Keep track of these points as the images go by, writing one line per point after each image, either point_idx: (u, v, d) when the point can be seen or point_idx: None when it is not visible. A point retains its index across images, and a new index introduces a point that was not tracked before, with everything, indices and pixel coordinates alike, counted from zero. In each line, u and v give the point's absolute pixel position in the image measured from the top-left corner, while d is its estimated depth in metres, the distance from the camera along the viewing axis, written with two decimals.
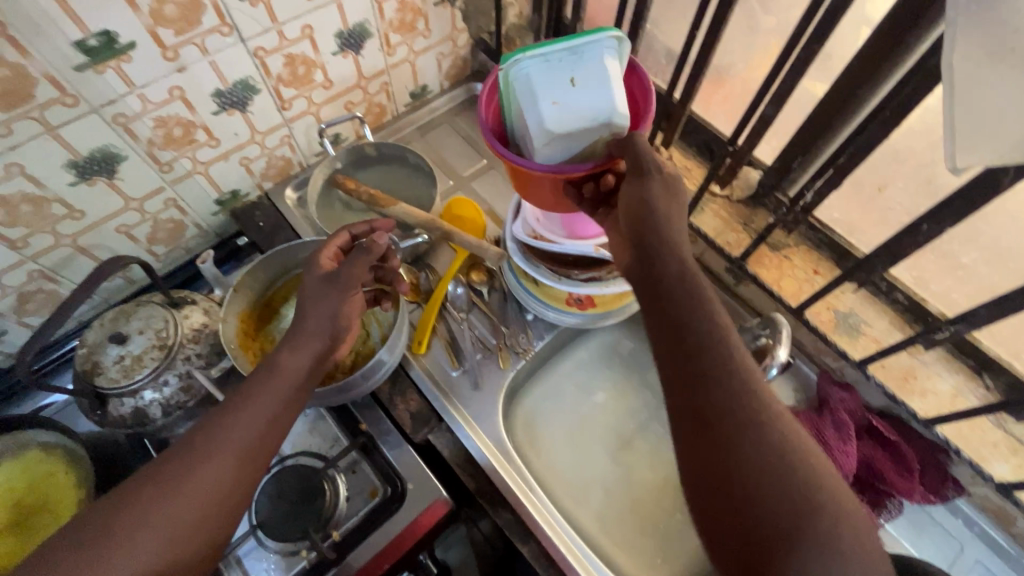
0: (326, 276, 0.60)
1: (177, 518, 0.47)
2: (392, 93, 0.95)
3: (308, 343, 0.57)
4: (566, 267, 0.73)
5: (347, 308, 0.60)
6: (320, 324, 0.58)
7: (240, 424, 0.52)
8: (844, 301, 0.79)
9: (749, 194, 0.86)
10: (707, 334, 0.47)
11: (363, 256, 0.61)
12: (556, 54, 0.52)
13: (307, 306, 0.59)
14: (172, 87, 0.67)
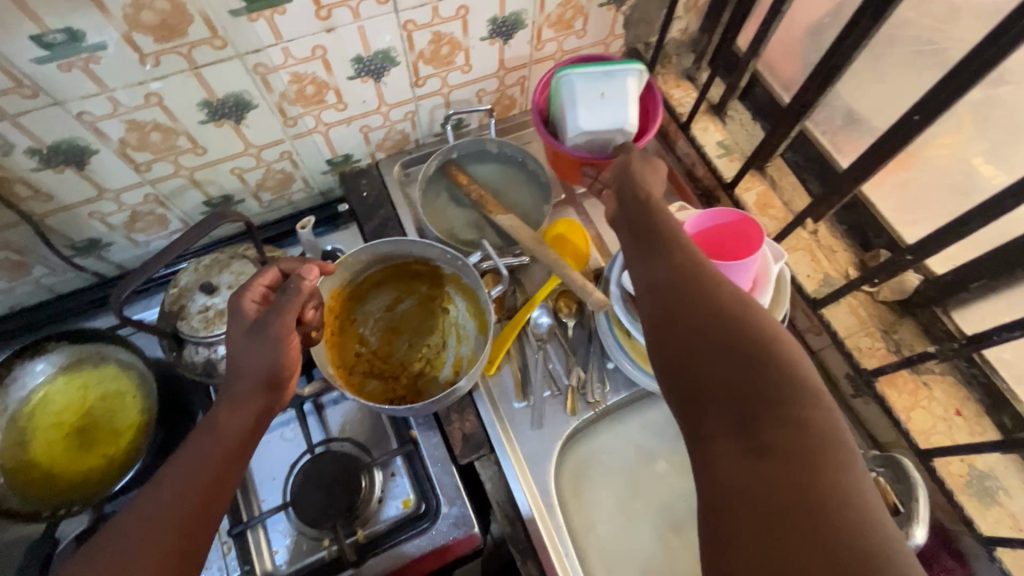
0: (251, 326, 0.54)
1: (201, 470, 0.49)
2: (527, 87, 0.89)
3: (250, 399, 0.53)
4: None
5: (288, 356, 0.55)
6: (254, 375, 0.53)
7: (181, 480, 0.49)
8: (984, 458, 0.66)
9: (898, 299, 0.74)
10: (691, 319, 0.47)
11: (289, 299, 0.54)
12: (597, 70, 0.72)
13: (237, 361, 0.54)
14: (316, 45, 0.65)
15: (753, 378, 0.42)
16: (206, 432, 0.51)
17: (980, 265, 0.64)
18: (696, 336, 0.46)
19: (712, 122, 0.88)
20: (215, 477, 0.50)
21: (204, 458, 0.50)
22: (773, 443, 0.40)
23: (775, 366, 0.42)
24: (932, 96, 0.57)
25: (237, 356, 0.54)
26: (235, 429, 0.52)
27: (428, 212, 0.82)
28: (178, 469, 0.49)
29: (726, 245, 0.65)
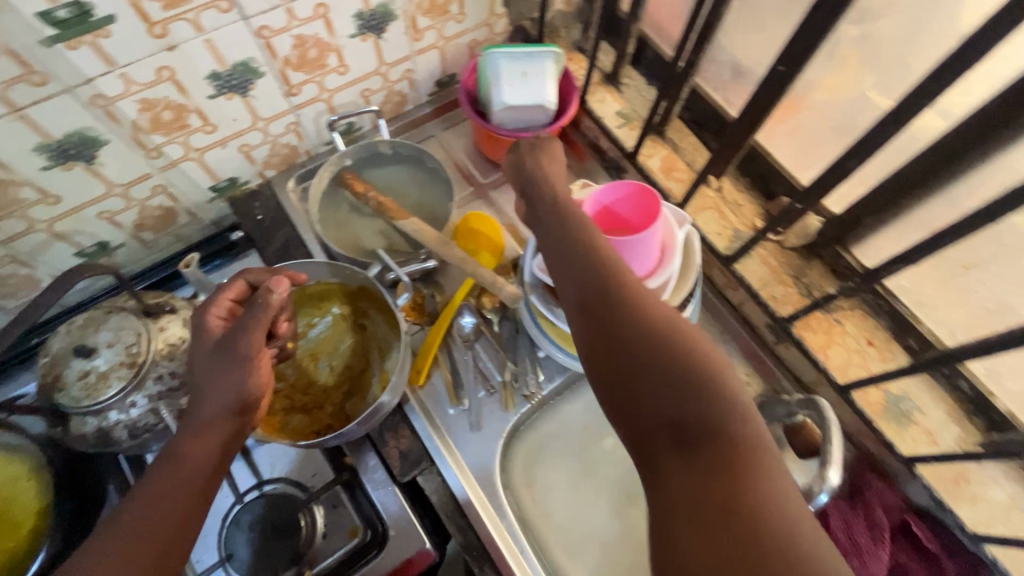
0: (215, 349, 0.51)
1: (164, 505, 0.46)
2: (415, 81, 0.84)
3: (217, 426, 0.49)
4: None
5: (256, 383, 0.51)
6: (218, 403, 0.49)
7: (141, 515, 0.45)
8: (897, 383, 0.70)
9: (805, 243, 0.76)
10: (611, 320, 0.43)
11: (254, 315, 0.51)
12: (518, 53, 0.74)
13: (203, 387, 0.50)
14: (160, 67, 0.59)
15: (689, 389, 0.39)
16: (167, 467, 0.47)
17: (866, 202, 0.66)
18: (617, 332, 0.42)
19: (608, 93, 0.87)
20: (176, 518, 0.46)
21: (169, 498, 0.46)
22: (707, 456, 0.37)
23: (709, 386, 0.39)
24: (797, 42, 0.58)
25: (202, 380, 0.50)
26: (193, 463, 0.48)
27: (329, 228, 0.77)
28: (140, 515, 0.45)
29: (630, 218, 0.63)
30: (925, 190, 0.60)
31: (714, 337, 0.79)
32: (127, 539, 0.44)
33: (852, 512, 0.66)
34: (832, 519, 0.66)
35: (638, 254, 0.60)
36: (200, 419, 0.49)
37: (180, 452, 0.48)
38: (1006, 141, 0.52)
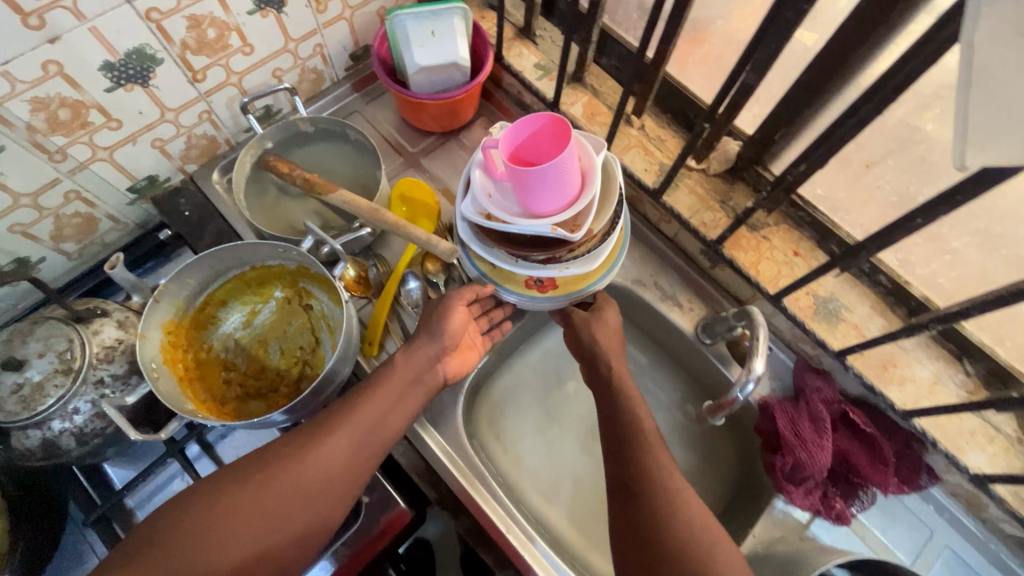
0: (434, 300, 0.70)
1: (354, 432, 0.59)
2: (328, 56, 0.83)
3: (422, 347, 0.66)
4: (524, 250, 0.66)
5: (455, 324, 0.67)
6: (432, 337, 0.66)
7: (352, 431, 0.59)
8: (824, 286, 0.74)
9: (726, 168, 0.79)
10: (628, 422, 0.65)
11: (463, 290, 0.70)
12: (424, 11, 0.73)
13: (424, 321, 0.68)
14: (45, 61, 0.56)
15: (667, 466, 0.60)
16: (387, 378, 0.63)
17: (775, 117, 0.69)
18: (629, 426, 0.64)
19: (525, 47, 0.88)
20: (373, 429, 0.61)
21: (382, 414, 0.62)
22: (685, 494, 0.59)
23: (656, 443, 0.62)
24: None
25: (428, 323, 0.68)
26: (396, 380, 0.63)
27: (257, 213, 0.76)
28: (354, 414, 0.60)
29: (548, 151, 0.63)
30: (821, 98, 0.63)
31: (656, 270, 0.82)
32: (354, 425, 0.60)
33: (796, 409, 0.71)
34: (779, 420, 0.70)
35: (556, 181, 0.59)
36: (408, 357, 0.65)
37: (399, 362, 0.64)
38: (883, 38, 0.55)
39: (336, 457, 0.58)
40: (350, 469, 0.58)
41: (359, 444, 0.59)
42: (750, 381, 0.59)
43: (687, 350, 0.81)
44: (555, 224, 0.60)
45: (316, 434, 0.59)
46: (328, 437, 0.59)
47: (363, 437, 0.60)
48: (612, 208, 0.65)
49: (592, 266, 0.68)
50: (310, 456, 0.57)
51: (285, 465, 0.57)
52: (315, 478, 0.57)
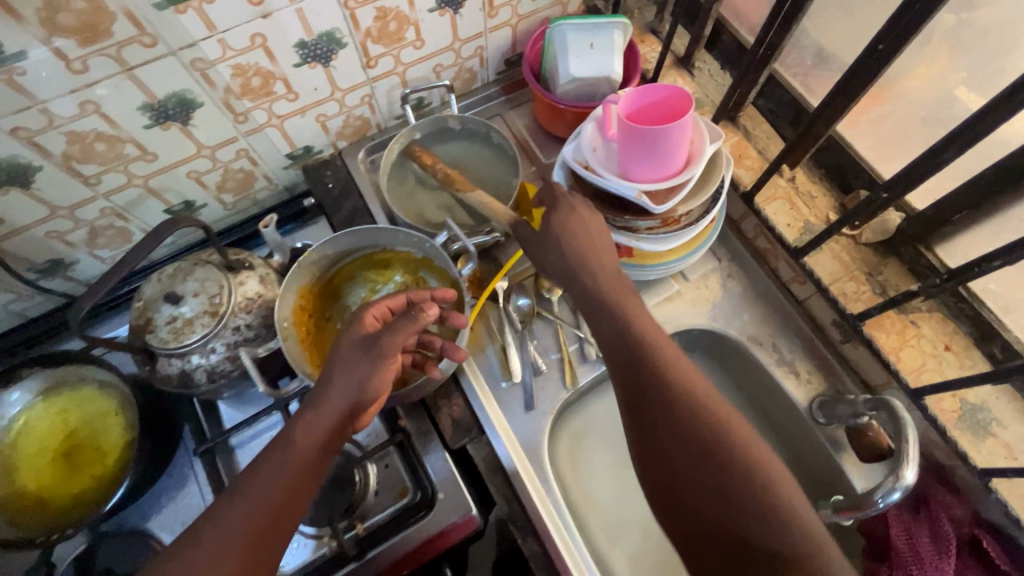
0: (364, 341, 0.57)
1: (265, 499, 0.51)
2: (485, 58, 0.85)
3: (324, 417, 0.55)
4: (608, 210, 0.70)
5: (380, 380, 0.57)
6: (343, 394, 0.56)
7: (259, 499, 0.51)
8: (976, 392, 0.66)
9: (881, 240, 0.72)
10: (665, 412, 0.51)
11: (405, 323, 0.56)
12: (586, 24, 0.73)
13: (339, 372, 0.57)
14: (254, 34, 0.62)
15: (725, 474, 0.48)
16: (286, 447, 0.54)
17: (960, 197, 0.62)
18: (667, 414, 0.51)
19: (680, 75, 0.85)
20: (280, 505, 0.52)
21: (285, 482, 0.53)
22: (750, 512, 0.46)
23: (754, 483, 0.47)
24: (896, 21, 0.54)
25: (336, 373, 0.57)
26: (297, 456, 0.54)
27: (395, 198, 0.80)
28: (250, 484, 0.52)
29: (659, 121, 0.67)
30: None
31: (775, 331, 0.77)
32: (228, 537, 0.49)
33: (916, 521, 0.63)
34: (892, 527, 0.64)
35: (658, 152, 0.64)
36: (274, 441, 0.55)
37: (296, 440, 0.54)
38: None
39: (233, 528, 0.50)
40: (265, 536, 0.50)
41: (259, 530, 0.50)
42: (896, 490, 0.56)
43: (794, 425, 0.75)
44: (641, 190, 0.66)
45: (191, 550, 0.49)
46: (205, 526, 0.50)
47: (275, 505, 0.52)
48: (703, 198, 0.68)
49: (668, 246, 0.72)
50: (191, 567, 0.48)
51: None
52: (224, 554, 0.49)
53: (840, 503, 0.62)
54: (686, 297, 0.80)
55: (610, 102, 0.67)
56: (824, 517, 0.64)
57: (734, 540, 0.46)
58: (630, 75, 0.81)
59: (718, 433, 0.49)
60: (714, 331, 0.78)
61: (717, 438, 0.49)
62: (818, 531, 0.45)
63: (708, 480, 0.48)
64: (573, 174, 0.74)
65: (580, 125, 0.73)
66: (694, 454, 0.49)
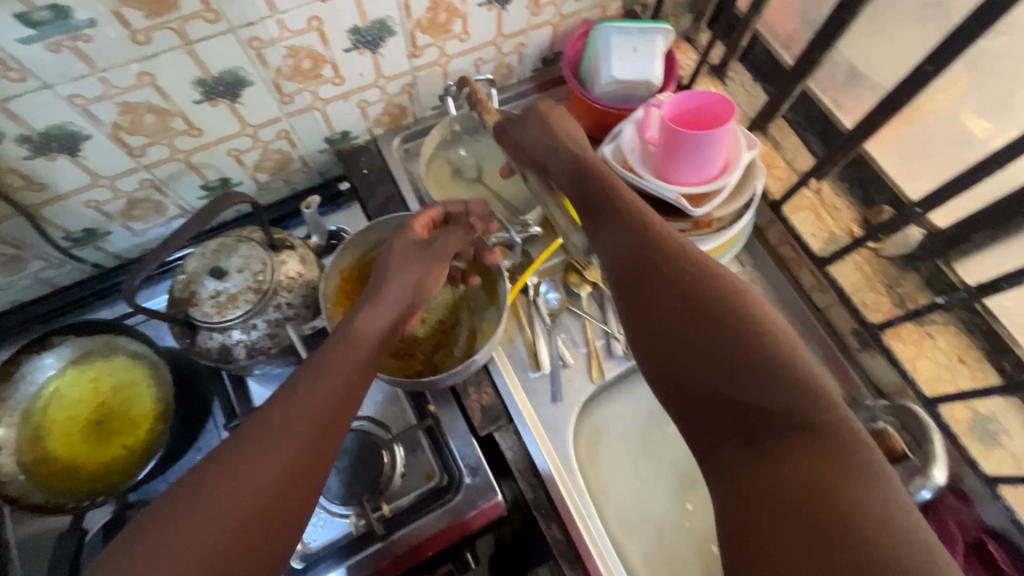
0: (418, 244, 0.63)
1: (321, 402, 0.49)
2: (524, 55, 0.87)
3: (384, 309, 0.57)
4: None
5: (433, 276, 0.62)
6: (402, 292, 0.59)
7: (317, 396, 0.49)
8: (986, 403, 0.69)
9: (902, 253, 0.75)
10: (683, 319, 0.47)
11: (457, 233, 0.65)
12: (632, 29, 0.76)
13: (393, 272, 0.60)
14: (311, 16, 0.63)
15: (733, 351, 0.44)
16: (345, 339, 0.53)
17: (983, 216, 0.65)
18: (671, 297, 0.48)
19: (712, 84, 0.87)
20: (339, 405, 0.49)
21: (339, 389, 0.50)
22: (760, 393, 0.43)
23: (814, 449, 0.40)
24: (940, 46, 0.57)
25: (392, 274, 0.60)
26: (358, 341, 0.54)
27: (433, 187, 0.81)
28: (309, 386, 0.49)
29: (699, 126, 0.69)
30: None
31: (794, 336, 0.80)
32: (290, 422, 0.47)
33: (924, 523, 0.67)
34: None
35: (700, 156, 0.66)
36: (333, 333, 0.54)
37: (357, 325, 0.55)
38: None
39: (295, 430, 0.46)
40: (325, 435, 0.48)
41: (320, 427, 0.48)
42: (927, 488, 0.59)
43: None
44: (679, 193, 0.68)
45: (259, 421, 0.46)
46: (263, 420, 0.46)
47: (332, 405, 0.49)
48: (737, 205, 0.71)
49: (699, 249, 0.74)
50: (258, 434, 0.45)
51: (229, 462, 0.44)
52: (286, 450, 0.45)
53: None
54: None
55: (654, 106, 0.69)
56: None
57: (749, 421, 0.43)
58: (667, 80, 0.83)
59: (724, 307, 0.46)
60: None
61: (725, 308, 0.45)
62: (841, 407, 0.42)
63: (712, 357, 0.44)
64: None
65: (620, 126, 0.75)
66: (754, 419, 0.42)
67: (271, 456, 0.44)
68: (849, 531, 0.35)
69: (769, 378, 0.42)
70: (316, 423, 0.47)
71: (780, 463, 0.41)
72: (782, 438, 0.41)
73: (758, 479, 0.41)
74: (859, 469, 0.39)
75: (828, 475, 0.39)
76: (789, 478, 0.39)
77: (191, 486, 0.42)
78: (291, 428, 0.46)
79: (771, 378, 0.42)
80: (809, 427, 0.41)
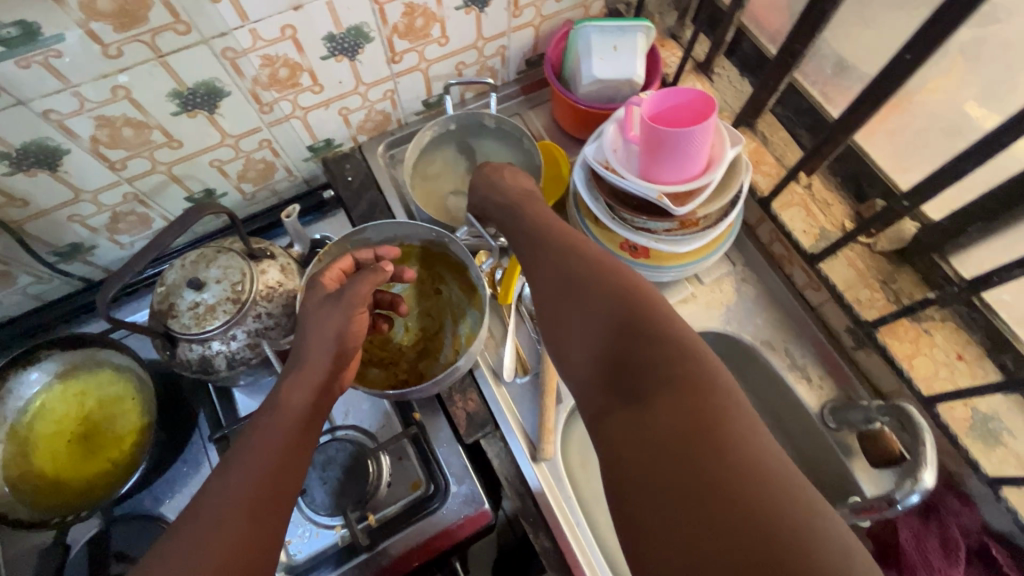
0: (332, 295, 0.59)
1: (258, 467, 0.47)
2: (507, 57, 0.86)
3: (314, 371, 0.54)
4: (627, 210, 0.71)
5: (353, 327, 0.58)
6: (322, 342, 0.56)
7: (253, 467, 0.47)
8: (987, 401, 0.66)
9: (896, 249, 0.72)
10: (559, 261, 0.54)
11: (369, 275, 0.61)
12: (612, 26, 0.74)
13: (311, 324, 0.57)
14: (284, 25, 0.62)
15: (614, 319, 0.47)
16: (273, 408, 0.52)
17: (978, 207, 0.62)
18: (537, 248, 0.58)
19: (699, 81, 0.85)
20: (280, 464, 0.48)
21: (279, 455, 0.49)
22: (636, 339, 0.45)
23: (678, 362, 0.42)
24: (923, 32, 0.55)
25: (312, 321, 0.58)
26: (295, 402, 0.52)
27: (419, 193, 0.81)
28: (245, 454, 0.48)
29: (681, 124, 0.67)
30: None
31: (788, 336, 0.78)
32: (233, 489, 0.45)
33: (925, 527, 0.64)
34: (901, 531, 0.64)
35: (682, 153, 0.64)
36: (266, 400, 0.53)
37: (282, 394, 0.53)
38: None
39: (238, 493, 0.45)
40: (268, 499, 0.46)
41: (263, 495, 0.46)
42: (918, 492, 0.56)
43: (804, 430, 0.76)
44: (661, 191, 0.66)
45: (214, 499, 0.45)
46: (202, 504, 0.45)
47: (275, 466, 0.48)
48: (723, 202, 0.69)
49: (688, 249, 0.72)
50: (195, 534, 0.43)
51: (184, 547, 0.42)
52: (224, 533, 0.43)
53: (856, 505, 0.62)
54: (700, 300, 0.80)
55: (633, 105, 0.68)
56: (843, 517, 0.64)
57: (620, 377, 0.44)
58: (652, 76, 0.82)
59: (628, 305, 0.47)
60: (727, 334, 0.79)
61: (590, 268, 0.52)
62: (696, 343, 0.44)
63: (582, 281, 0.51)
64: (592, 175, 0.75)
65: (601, 125, 0.74)
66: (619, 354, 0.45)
67: (222, 536, 0.43)
68: (707, 472, 0.36)
69: (646, 334, 0.45)
70: (260, 517, 0.45)
71: (646, 409, 0.41)
72: (653, 384, 0.42)
73: (643, 462, 0.39)
74: (739, 435, 0.38)
75: (708, 423, 0.38)
76: (656, 433, 0.39)
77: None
78: (237, 513, 0.44)
79: (636, 348, 0.44)
80: (685, 370, 0.42)
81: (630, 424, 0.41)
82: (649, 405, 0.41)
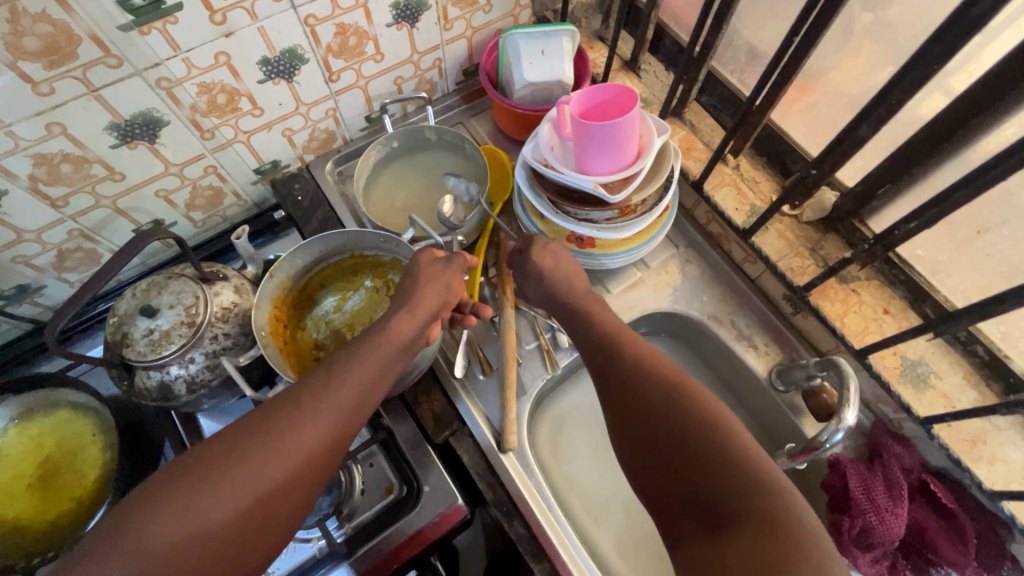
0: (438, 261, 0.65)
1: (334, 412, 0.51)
2: (443, 69, 0.89)
3: (415, 312, 0.60)
4: (569, 204, 0.74)
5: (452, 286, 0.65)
6: (427, 302, 0.62)
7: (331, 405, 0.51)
8: (914, 348, 0.72)
9: (820, 217, 0.78)
10: (623, 376, 0.56)
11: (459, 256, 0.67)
12: (537, 32, 0.78)
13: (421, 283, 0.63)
14: (218, 52, 0.64)
15: (689, 439, 0.48)
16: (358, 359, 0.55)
17: (881, 171, 0.68)
18: (601, 357, 0.60)
19: (628, 77, 0.90)
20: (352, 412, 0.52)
21: (356, 400, 0.53)
22: (710, 472, 0.46)
23: (757, 493, 0.44)
24: (809, 14, 0.60)
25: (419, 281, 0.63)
26: (331, 417, 0.51)
27: (370, 207, 0.83)
28: (333, 390, 0.52)
29: (609, 118, 0.72)
30: (935, 158, 0.63)
31: (733, 308, 0.82)
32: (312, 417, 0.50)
33: (871, 472, 0.68)
34: (851, 479, 0.68)
35: (612, 144, 0.68)
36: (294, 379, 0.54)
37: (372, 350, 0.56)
38: (1012, 105, 0.55)
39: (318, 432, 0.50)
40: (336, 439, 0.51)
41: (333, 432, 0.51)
42: (840, 429, 0.62)
43: (757, 395, 0.80)
44: (596, 181, 0.70)
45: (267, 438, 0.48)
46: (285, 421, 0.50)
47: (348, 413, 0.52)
48: (656, 186, 0.73)
49: (629, 234, 0.76)
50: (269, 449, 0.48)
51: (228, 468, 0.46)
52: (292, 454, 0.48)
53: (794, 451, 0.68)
54: (648, 284, 0.84)
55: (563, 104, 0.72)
56: (782, 464, 0.70)
57: (688, 503, 0.46)
58: (583, 75, 0.86)
59: (698, 429, 0.49)
60: (677, 313, 0.83)
61: (659, 386, 0.53)
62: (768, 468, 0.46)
63: (653, 401, 0.52)
64: (534, 174, 0.78)
65: (538, 126, 0.77)
66: (693, 483, 0.46)
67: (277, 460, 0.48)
68: None
69: (722, 461, 0.46)
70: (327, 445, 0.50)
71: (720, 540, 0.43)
72: (729, 513, 0.44)
73: None
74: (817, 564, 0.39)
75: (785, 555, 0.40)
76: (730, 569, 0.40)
77: (139, 510, 0.44)
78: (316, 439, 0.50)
79: (711, 475, 0.46)
80: (761, 503, 0.43)
81: (703, 555, 0.43)
82: (724, 538, 0.42)
